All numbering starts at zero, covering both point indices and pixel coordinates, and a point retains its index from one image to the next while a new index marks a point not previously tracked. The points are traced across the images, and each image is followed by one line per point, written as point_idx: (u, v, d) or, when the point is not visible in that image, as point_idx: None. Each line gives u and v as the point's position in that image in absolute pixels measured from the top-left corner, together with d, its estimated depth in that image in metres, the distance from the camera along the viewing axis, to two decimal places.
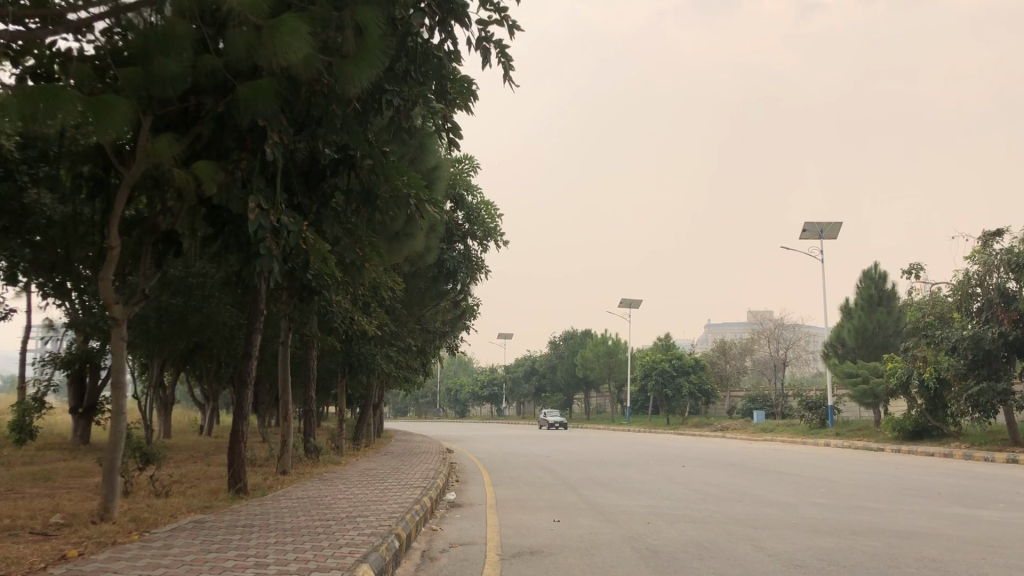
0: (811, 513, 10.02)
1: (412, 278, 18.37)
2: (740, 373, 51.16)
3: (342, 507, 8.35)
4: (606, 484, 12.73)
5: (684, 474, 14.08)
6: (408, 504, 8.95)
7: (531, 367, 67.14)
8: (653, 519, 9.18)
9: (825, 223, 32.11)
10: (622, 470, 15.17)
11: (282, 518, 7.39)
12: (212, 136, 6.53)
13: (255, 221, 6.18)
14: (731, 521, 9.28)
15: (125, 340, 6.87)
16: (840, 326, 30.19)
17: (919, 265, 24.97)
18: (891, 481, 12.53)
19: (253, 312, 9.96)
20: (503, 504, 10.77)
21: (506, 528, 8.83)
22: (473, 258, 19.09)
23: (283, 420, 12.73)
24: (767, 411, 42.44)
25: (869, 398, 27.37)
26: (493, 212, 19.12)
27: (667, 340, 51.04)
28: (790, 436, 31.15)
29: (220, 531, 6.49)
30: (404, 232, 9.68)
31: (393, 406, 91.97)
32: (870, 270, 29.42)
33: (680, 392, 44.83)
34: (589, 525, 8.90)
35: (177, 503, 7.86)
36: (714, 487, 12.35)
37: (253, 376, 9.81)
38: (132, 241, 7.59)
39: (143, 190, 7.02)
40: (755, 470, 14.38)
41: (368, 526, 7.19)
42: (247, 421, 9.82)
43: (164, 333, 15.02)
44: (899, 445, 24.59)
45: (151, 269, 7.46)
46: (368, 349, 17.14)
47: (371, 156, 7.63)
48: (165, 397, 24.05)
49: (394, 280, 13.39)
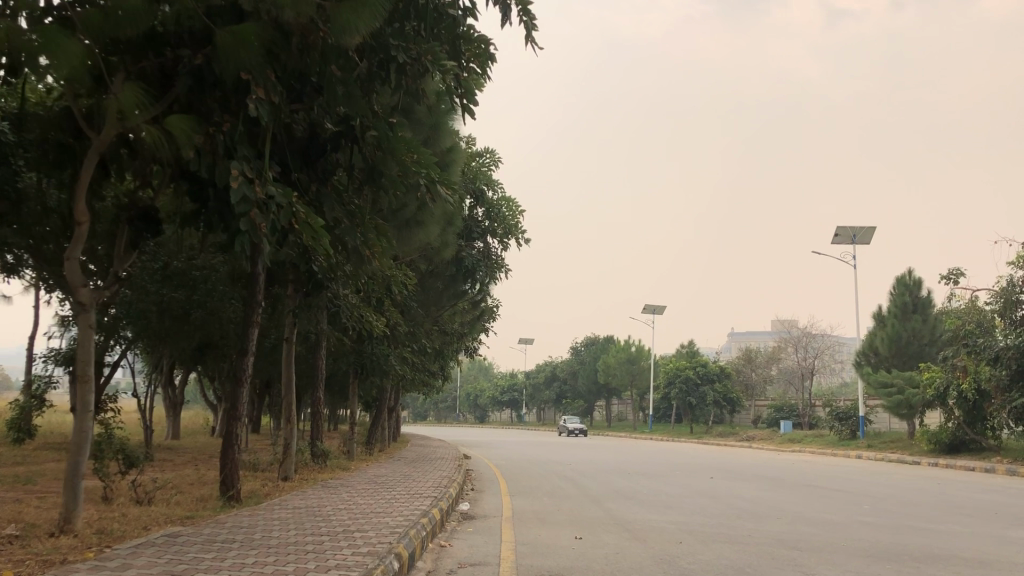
0: (859, 534, 9.10)
1: (429, 276, 17.57)
2: (766, 383, 49.91)
3: (340, 519, 7.50)
4: (632, 497, 11.84)
5: (713, 487, 13.18)
6: (415, 517, 8.10)
7: (552, 372, 66.27)
8: (685, 539, 8.31)
9: (859, 227, 31.06)
10: (645, 481, 14.27)
11: (270, 532, 6.55)
12: (191, 97, 5.76)
13: (237, 190, 5.40)
14: (772, 542, 8.39)
15: (94, 330, 6.11)
16: (872, 335, 29.09)
17: (959, 270, 23.87)
18: (939, 499, 11.57)
19: (250, 304, 9.13)
20: (520, 517, 9.92)
21: (522, 545, 7.97)
22: (493, 257, 18.26)
23: (287, 422, 11.88)
24: (795, 421, 41.24)
25: (904, 409, 26.21)
26: (515, 209, 18.27)
27: (691, 347, 49.92)
28: (819, 447, 30.06)
29: (194, 547, 5.65)
30: (415, 219, 9.00)
31: (413, 411, 91.39)
32: (904, 276, 28.31)
33: (704, 401, 43.79)
34: (614, 544, 8.04)
35: (157, 513, 7.07)
36: (748, 502, 11.45)
37: (249, 375, 8.99)
38: (108, 219, 6.81)
39: (116, 159, 6.23)
40: (789, 484, 13.45)
41: (365, 543, 6.31)
42: (241, 422, 8.96)
43: (166, 329, 14.23)
44: (935, 459, 23.47)
45: (128, 252, 6.67)
46: (380, 349, 16.36)
47: (377, 127, 6.86)
48: (174, 397, 23.31)
49: (406, 274, 12.59)
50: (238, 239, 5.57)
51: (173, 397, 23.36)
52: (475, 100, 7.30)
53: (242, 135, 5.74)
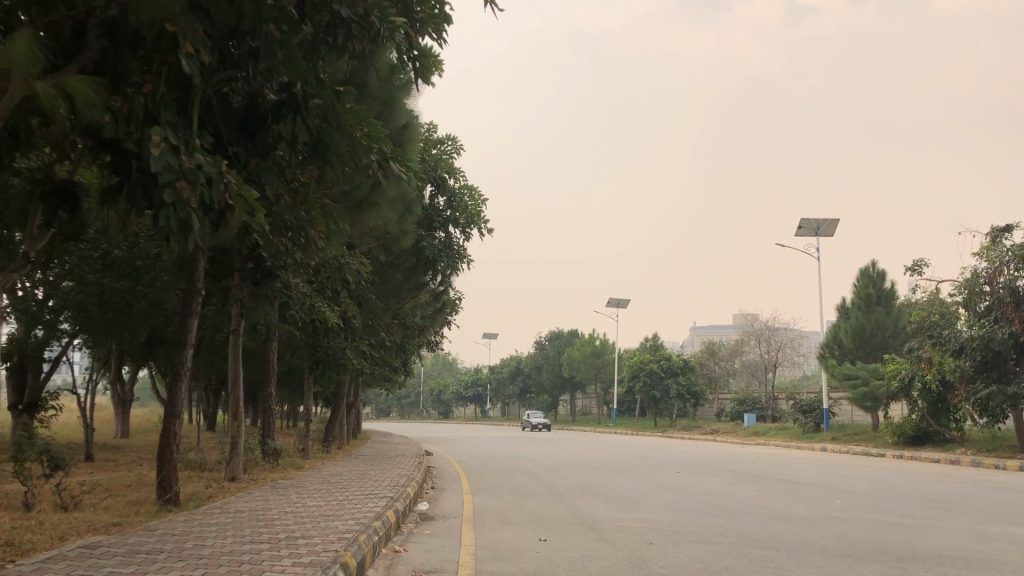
0: (835, 531, 8.72)
1: (387, 267, 16.91)
2: (729, 376, 49.85)
3: (285, 525, 6.89)
4: (599, 494, 11.39)
5: (682, 482, 12.75)
6: (367, 519, 7.52)
7: (516, 367, 65.83)
8: (656, 539, 7.88)
9: (823, 219, 30.93)
10: (611, 476, 13.84)
11: (205, 540, 5.94)
12: (107, 57, 5.13)
13: (159, 159, 4.79)
14: (748, 542, 7.97)
15: None
16: (836, 328, 28.93)
17: (924, 261, 23.74)
18: (913, 492, 11.26)
19: (189, 292, 8.47)
20: (483, 517, 9.40)
21: (483, 549, 7.43)
22: (455, 247, 17.62)
23: (235, 420, 11.22)
24: (758, 413, 41.14)
25: (869, 401, 26.06)
26: (478, 197, 17.63)
27: (655, 340, 49.66)
28: (783, 440, 29.93)
29: (113, 560, 5.04)
30: (367, 201, 8.44)
31: (376, 407, 90.50)
32: (868, 268, 28.22)
33: (668, 394, 43.61)
34: (581, 545, 7.56)
35: (79, 520, 6.43)
36: (718, 498, 11.04)
37: (188, 368, 8.34)
38: (20, 196, 6.14)
39: (23, 125, 5.55)
40: (759, 478, 13.09)
41: (309, 551, 5.73)
42: (180, 420, 8.31)
43: (106, 322, 13.42)
44: (899, 451, 23.33)
45: (43, 230, 6.00)
46: (337, 342, 15.73)
47: (321, 95, 6.29)
48: (123, 394, 22.45)
49: (361, 262, 11.92)
50: (162, 212, 4.98)
51: (120, 394, 22.42)
52: (428, 67, 6.78)
53: (167, 97, 5.12)
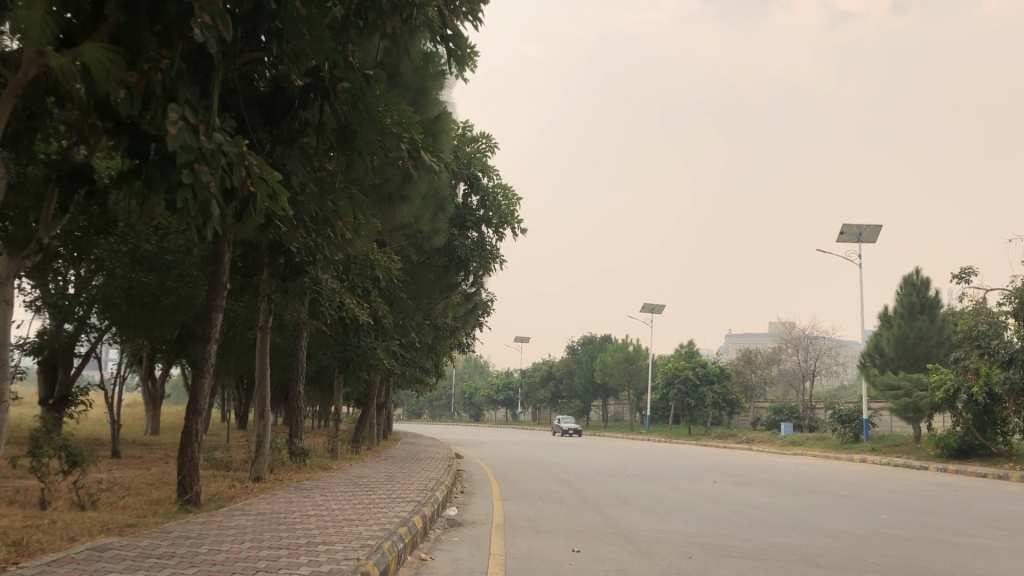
0: (885, 549, 8.24)
1: (419, 266, 16.64)
2: (765, 384, 49.01)
3: (306, 529, 6.58)
4: (633, 503, 11.00)
5: (719, 492, 12.31)
6: (392, 525, 7.19)
7: (548, 372, 65.46)
8: (696, 553, 7.47)
9: (865, 226, 30.20)
10: (646, 484, 13.44)
11: (220, 544, 5.64)
12: (125, 33, 4.86)
13: (177, 137, 4.49)
14: (791, 558, 7.54)
15: (11, 305, 5.21)
16: (877, 336, 28.19)
17: (971, 268, 23.00)
18: (965, 509, 10.73)
19: (213, 287, 8.19)
20: (512, 525, 9.05)
21: (513, 559, 7.07)
22: (488, 247, 17.29)
23: (261, 419, 10.96)
24: (795, 423, 40.34)
25: (911, 412, 25.16)
26: (512, 196, 17.28)
27: (690, 347, 48.99)
28: (822, 450, 29.22)
29: (121, 565, 4.75)
30: (398, 194, 8.14)
31: (407, 408, 90.62)
32: (911, 275, 27.49)
33: (703, 402, 42.92)
34: (616, 557, 7.19)
35: (92, 520, 6.16)
36: (758, 510, 10.58)
37: (212, 364, 8.08)
38: (37, 181, 5.88)
39: (37, 104, 5.28)
40: (799, 490, 12.61)
41: (328, 560, 5.40)
42: (202, 417, 8.06)
43: (135, 317, 13.21)
44: (943, 464, 22.58)
45: (58, 216, 5.72)
46: (368, 341, 15.48)
47: (349, 79, 6.01)
48: (154, 391, 22.37)
49: (392, 258, 11.62)
50: (180, 195, 4.71)
51: (150, 390, 22.34)
52: (462, 44, 6.46)
53: (183, 75, 4.84)
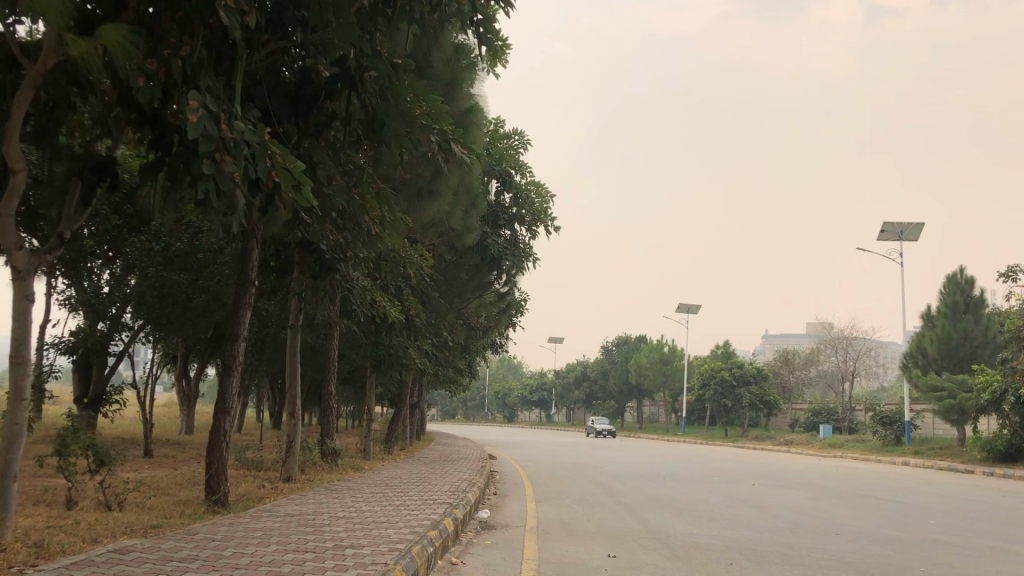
0: (936, 556, 7.88)
1: (452, 265, 16.49)
2: (803, 386, 48.23)
3: (333, 532, 6.39)
4: (670, 507, 10.71)
5: (758, 496, 11.98)
6: (421, 528, 7.00)
7: (583, 372, 65.11)
8: (737, 559, 7.18)
9: (906, 224, 29.55)
10: (682, 487, 13.13)
11: (244, 547, 5.48)
12: (146, 20, 4.71)
13: (197, 125, 4.33)
14: (838, 565, 7.22)
15: (30, 301, 5.14)
16: (920, 336, 27.52)
17: (1018, 266, 22.33)
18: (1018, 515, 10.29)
19: (241, 284, 8.04)
20: (546, 528, 8.83)
21: (547, 563, 6.84)
22: (521, 245, 17.07)
23: (291, 418, 10.82)
24: (834, 425, 39.61)
25: (955, 414, 24.48)
26: (545, 193, 17.06)
27: (726, 347, 48.39)
28: (862, 453, 28.60)
29: (141, 568, 4.59)
30: (428, 188, 7.94)
31: (442, 408, 90.74)
32: (955, 274, 26.86)
33: (740, 403, 42.35)
34: (654, 563, 6.93)
35: (118, 521, 6.02)
36: (800, 515, 10.25)
37: (240, 363, 7.93)
38: (60, 176, 5.76)
39: (57, 93, 5.15)
40: (842, 494, 12.23)
41: (354, 565, 5.19)
42: (230, 417, 7.92)
43: (167, 316, 13.17)
44: (990, 467, 21.94)
45: (80, 210, 5.58)
46: (399, 341, 15.33)
47: (378, 68, 5.81)
48: (188, 390, 22.46)
49: (424, 255, 11.45)
50: (200, 185, 4.54)
51: (185, 390, 22.44)
52: (493, 30, 6.27)
53: (205, 62, 4.68)
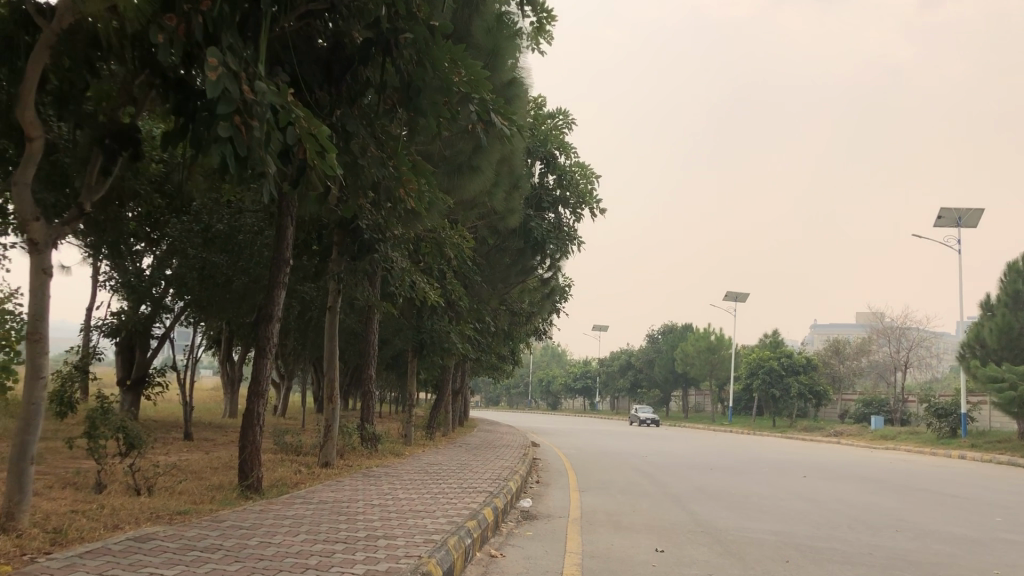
0: (1006, 556, 7.36)
1: (495, 248, 16.13)
2: (855, 376, 47.11)
3: (366, 521, 6.10)
4: (720, 499, 10.27)
5: (813, 489, 11.45)
6: (458, 518, 6.67)
7: (627, 362, 64.46)
8: (793, 557, 6.75)
9: (964, 209, 28.49)
10: (732, 478, 12.65)
11: (272, 536, 5.20)
12: None
13: (216, 84, 4.02)
14: (901, 565, 6.75)
15: (48, 275, 4.89)
16: (978, 325, 26.54)
17: None
18: None
19: (276, 263, 7.72)
20: (591, 520, 8.45)
21: (590, 557, 6.48)
22: (566, 228, 16.63)
23: (330, 402, 10.57)
24: (885, 416, 38.52)
25: (1016, 407, 23.51)
26: (590, 174, 16.59)
27: (775, 336, 47.40)
28: (917, 445, 27.69)
29: (161, 558, 4.34)
30: (467, 163, 7.58)
31: (486, 395, 90.63)
32: (1017, 261, 25.90)
33: (789, 393, 41.39)
34: (705, 559, 6.54)
35: (145, 506, 5.81)
36: (857, 510, 9.73)
37: (274, 344, 7.69)
38: (83, 145, 5.52)
39: (76, 54, 4.88)
40: (901, 488, 11.66)
41: (385, 557, 4.88)
42: (265, 400, 7.67)
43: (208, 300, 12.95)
44: None
45: (102, 180, 5.33)
46: (440, 325, 15.04)
47: (414, 31, 5.46)
48: (232, 373, 22.41)
49: (464, 236, 11.09)
50: (218, 150, 4.24)
51: (229, 373, 22.36)
52: None
53: (228, 19, 4.37)
